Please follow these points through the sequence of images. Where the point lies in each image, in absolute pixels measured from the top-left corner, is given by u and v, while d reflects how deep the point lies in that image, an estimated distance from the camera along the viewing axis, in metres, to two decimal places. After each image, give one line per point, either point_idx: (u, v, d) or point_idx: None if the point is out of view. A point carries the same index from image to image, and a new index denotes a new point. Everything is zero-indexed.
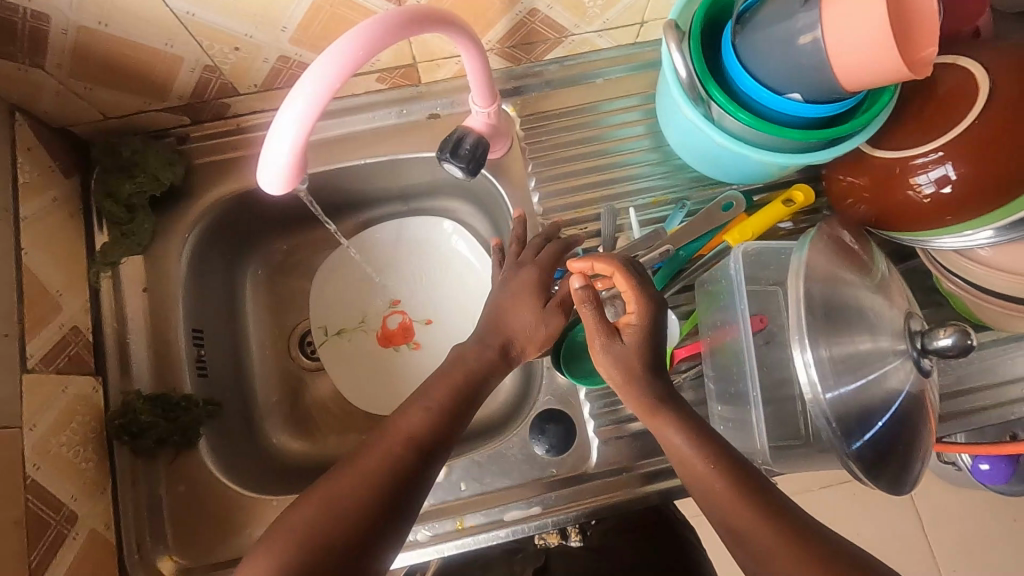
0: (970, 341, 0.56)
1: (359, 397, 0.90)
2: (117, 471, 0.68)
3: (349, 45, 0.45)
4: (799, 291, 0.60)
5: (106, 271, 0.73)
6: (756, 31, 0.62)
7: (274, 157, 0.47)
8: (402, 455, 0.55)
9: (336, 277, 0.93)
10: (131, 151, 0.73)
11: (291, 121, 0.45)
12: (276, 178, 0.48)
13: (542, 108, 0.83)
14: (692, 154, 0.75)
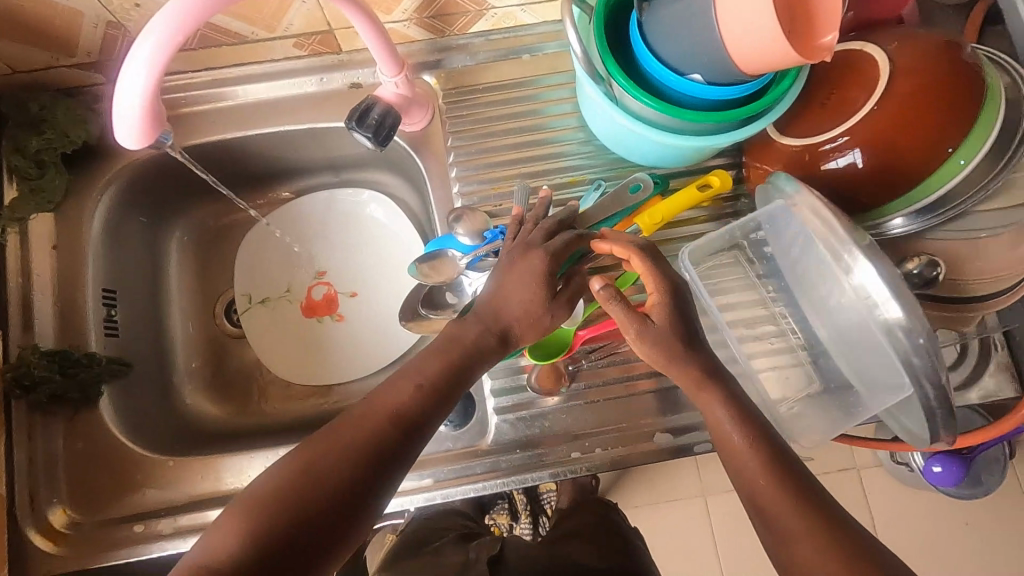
0: (940, 267, 0.64)
1: (279, 366, 0.90)
2: (12, 423, 0.69)
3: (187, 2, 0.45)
4: (820, 211, 0.59)
5: (14, 226, 0.73)
6: (659, 10, 0.60)
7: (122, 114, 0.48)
8: (374, 427, 0.52)
9: (263, 246, 0.93)
10: (39, 106, 0.72)
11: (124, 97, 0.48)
12: (130, 135, 0.50)
13: (466, 81, 0.82)
14: (606, 135, 0.74)
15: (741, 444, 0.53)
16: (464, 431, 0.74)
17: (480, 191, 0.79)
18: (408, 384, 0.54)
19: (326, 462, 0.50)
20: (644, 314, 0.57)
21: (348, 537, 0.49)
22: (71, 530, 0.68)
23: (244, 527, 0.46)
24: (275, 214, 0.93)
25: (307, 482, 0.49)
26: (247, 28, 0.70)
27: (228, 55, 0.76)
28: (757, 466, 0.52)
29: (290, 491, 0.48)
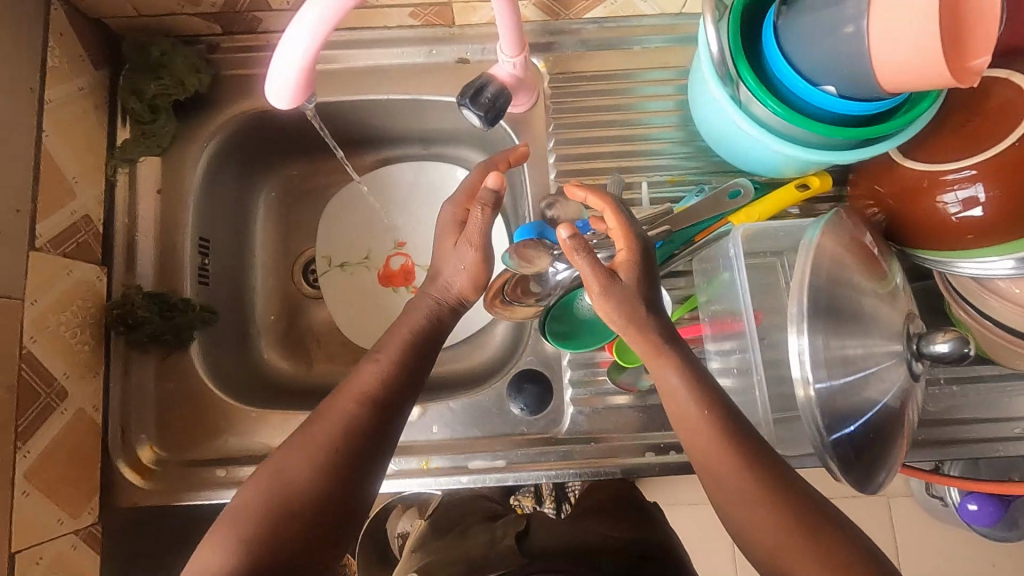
0: (969, 351, 0.51)
1: (351, 329, 0.90)
2: (110, 358, 0.71)
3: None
4: (805, 270, 0.54)
5: (125, 166, 0.75)
6: (801, 14, 0.59)
7: (282, 72, 0.48)
8: (346, 415, 0.55)
9: (346, 211, 0.93)
10: (159, 51, 0.73)
11: (288, 63, 0.48)
12: (285, 94, 0.50)
13: (573, 68, 0.81)
14: (711, 134, 0.73)
15: (716, 448, 0.53)
16: (539, 416, 0.74)
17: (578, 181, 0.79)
18: (373, 363, 0.58)
19: (292, 475, 0.52)
20: (613, 272, 0.58)
21: (337, 542, 0.52)
22: (157, 467, 0.71)
23: (238, 536, 0.49)
24: (360, 181, 0.93)
25: (295, 475, 0.51)
26: None
27: (345, 18, 0.76)
28: (733, 467, 0.52)
29: (261, 500, 0.51)
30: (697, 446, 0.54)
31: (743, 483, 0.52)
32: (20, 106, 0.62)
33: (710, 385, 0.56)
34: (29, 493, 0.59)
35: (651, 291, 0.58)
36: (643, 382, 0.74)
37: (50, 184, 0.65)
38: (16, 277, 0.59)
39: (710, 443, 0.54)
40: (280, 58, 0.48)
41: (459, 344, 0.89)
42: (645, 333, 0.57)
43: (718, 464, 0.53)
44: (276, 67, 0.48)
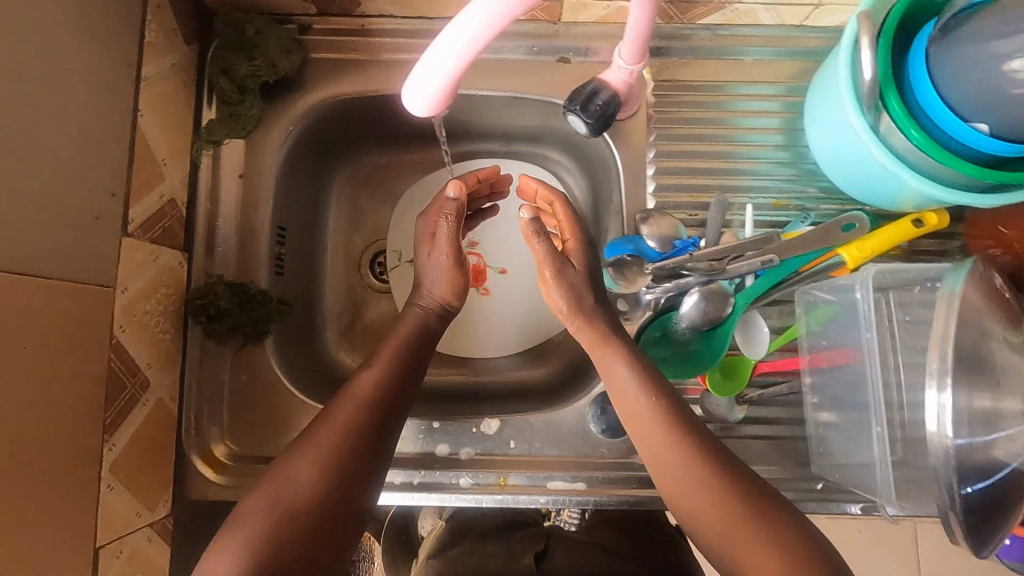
0: None
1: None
2: (188, 348, 0.69)
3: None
4: (950, 325, 0.51)
5: (209, 148, 0.72)
6: (955, 44, 0.54)
7: (425, 82, 0.46)
8: (351, 418, 0.56)
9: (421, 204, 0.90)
10: (253, 30, 0.70)
11: (445, 63, 0.45)
12: (424, 104, 0.48)
13: (679, 76, 0.76)
14: (830, 158, 0.70)
15: (675, 449, 0.56)
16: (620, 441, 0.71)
17: (678, 198, 0.75)
18: (368, 374, 0.60)
19: (292, 477, 0.52)
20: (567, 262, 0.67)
21: (337, 550, 0.51)
22: (231, 461, 0.69)
23: (239, 542, 0.47)
24: (438, 174, 0.90)
25: (295, 480, 0.51)
26: None
27: (446, 6, 0.72)
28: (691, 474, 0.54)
29: (261, 506, 0.50)
30: (656, 454, 0.57)
31: (699, 484, 0.53)
32: (119, 82, 0.58)
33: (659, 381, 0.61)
34: (113, 486, 0.58)
35: (596, 277, 0.68)
36: (736, 414, 0.70)
37: (143, 165, 0.62)
38: (110, 263, 0.57)
39: (675, 452, 0.56)
40: (425, 67, 0.46)
41: (531, 352, 0.86)
42: (597, 326, 0.65)
43: (679, 467, 0.55)
44: (419, 75, 0.46)
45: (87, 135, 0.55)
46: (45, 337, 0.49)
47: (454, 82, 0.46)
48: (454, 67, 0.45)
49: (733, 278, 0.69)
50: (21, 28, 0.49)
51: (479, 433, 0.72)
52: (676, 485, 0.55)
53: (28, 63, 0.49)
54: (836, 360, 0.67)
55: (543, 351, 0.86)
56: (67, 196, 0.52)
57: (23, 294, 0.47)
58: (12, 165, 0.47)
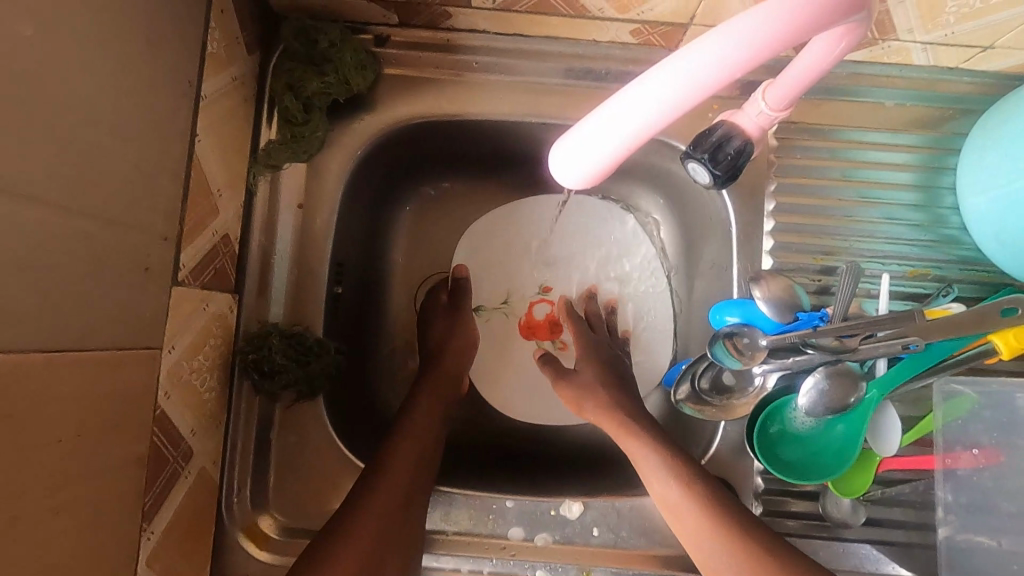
0: None
1: (483, 386, 0.78)
2: (234, 405, 0.60)
3: (764, 17, 0.31)
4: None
5: (266, 173, 0.63)
6: None
7: (595, 147, 0.38)
8: (385, 508, 0.55)
9: (481, 237, 0.80)
10: (328, 42, 0.61)
11: (623, 122, 0.36)
12: (587, 173, 0.40)
13: (806, 118, 0.66)
14: (993, 232, 0.59)
15: (694, 504, 0.55)
16: None
17: (799, 260, 0.66)
18: (406, 443, 0.61)
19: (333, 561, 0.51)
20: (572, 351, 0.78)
21: None
22: (279, 536, 0.61)
23: None
24: (503, 205, 0.80)
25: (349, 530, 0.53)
26: (598, 3, 0.56)
27: (550, 25, 0.62)
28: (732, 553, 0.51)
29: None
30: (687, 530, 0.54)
31: (725, 546, 0.52)
32: (180, 104, 0.49)
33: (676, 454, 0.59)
34: None
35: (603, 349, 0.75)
36: (859, 518, 0.62)
37: (198, 200, 0.53)
38: (156, 321, 0.48)
39: (702, 518, 0.54)
40: (594, 131, 0.38)
41: None
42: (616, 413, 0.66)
43: (697, 523, 0.54)
44: (589, 132, 0.38)
45: (143, 170, 0.45)
46: (83, 423, 0.40)
47: (631, 150, 0.38)
48: (639, 133, 0.36)
49: (864, 360, 0.60)
50: (82, 44, 0.39)
51: (559, 516, 0.63)
52: (703, 552, 0.53)
53: (87, 88, 0.40)
54: (983, 464, 0.59)
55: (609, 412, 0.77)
56: (113, 248, 0.43)
57: (61, 374, 0.39)
58: (54, 218, 0.38)
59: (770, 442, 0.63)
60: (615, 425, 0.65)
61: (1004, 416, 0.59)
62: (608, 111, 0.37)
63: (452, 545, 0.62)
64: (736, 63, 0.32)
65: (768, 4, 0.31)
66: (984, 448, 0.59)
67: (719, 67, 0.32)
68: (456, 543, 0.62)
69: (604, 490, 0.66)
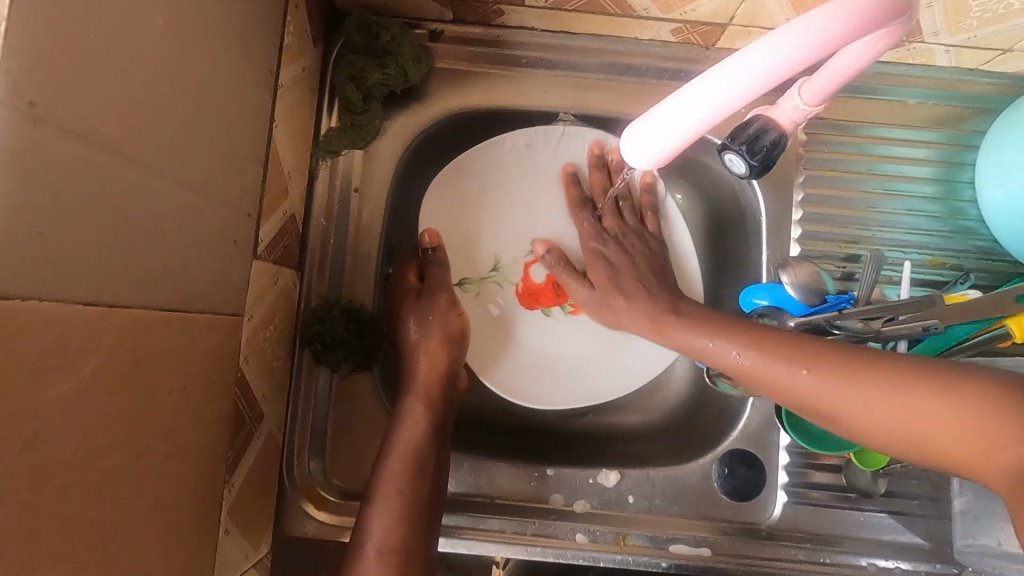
0: None
1: (482, 363, 0.72)
2: (296, 374, 0.65)
3: (828, 20, 0.35)
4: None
5: (326, 159, 0.67)
6: None
7: (662, 135, 0.43)
8: (406, 471, 0.61)
9: (468, 190, 0.72)
10: (388, 36, 0.65)
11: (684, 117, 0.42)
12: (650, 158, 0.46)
13: (833, 115, 0.71)
14: (1007, 222, 0.63)
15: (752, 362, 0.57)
16: (746, 504, 0.67)
17: (824, 248, 0.70)
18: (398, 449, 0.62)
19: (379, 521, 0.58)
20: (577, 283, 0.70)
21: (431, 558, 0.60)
22: (336, 498, 0.65)
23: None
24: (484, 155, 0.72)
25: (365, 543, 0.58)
26: (645, 3, 0.60)
27: (595, 24, 0.66)
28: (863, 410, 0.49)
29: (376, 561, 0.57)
30: (799, 393, 0.53)
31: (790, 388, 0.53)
32: (262, 91, 0.53)
33: (739, 330, 0.59)
34: (230, 530, 0.53)
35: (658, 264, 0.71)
36: (879, 487, 0.66)
37: (273, 180, 0.57)
38: (241, 290, 0.52)
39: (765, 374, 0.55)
40: (661, 121, 0.43)
41: None
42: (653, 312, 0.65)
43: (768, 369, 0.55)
44: (651, 126, 0.44)
45: (235, 150, 0.49)
46: (188, 377, 0.45)
47: (690, 141, 0.43)
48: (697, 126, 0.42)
49: (886, 340, 0.64)
50: (196, 34, 0.43)
51: (597, 484, 0.68)
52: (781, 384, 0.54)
53: (198, 73, 0.44)
54: None
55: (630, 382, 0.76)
56: (212, 220, 0.47)
57: (172, 332, 0.43)
58: (171, 190, 0.42)
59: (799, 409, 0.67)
60: (650, 319, 0.65)
61: None
62: (676, 104, 0.41)
63: (498, 508, 0.66)
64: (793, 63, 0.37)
65: (824, 12, 0.35)
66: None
67: (784, 62, 0.36)
68: (502, 507, 0.66)
69: (640, 457, 0.71)
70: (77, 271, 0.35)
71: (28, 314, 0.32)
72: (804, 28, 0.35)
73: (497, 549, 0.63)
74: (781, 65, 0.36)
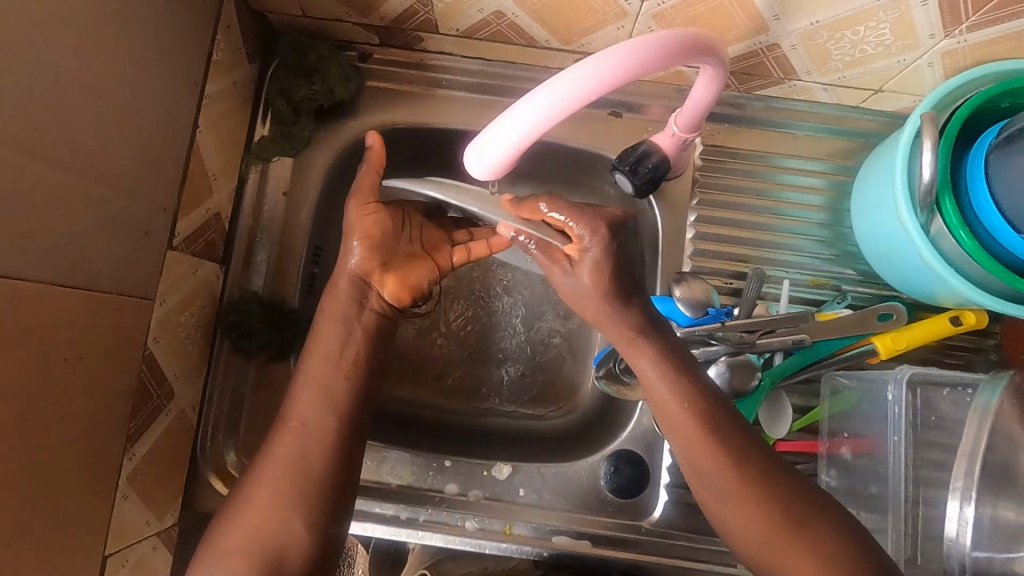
0: None
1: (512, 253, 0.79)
2: (214, 360, 0.70)
3: (644, 47, 0.42)
4: (980, 445, 0.58)
5: (257, 165, 0.73)
6: (1013, 153, 0.53)
7: (500, 141, 0.45)
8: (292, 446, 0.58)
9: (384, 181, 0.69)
10: (316, 56, 0.72)
11: (527, 118, 0.43)
12: (491, 163, 0.47)
13: (730, 143, 0.76)
14: (872, 246, 0.68)
15: (697, 430, 0.58)
16: (631, 501, 0.72)
17: (715, 265, 0.76)
18: (307, 383, 0.62)
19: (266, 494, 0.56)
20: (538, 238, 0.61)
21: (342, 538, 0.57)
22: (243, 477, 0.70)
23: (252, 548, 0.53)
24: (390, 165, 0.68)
25: (263, 468, 0.57)
26: (545, 36, 0.67)
27: (506, 52, 0.72)
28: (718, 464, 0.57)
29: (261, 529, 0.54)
30: (687, 452, 0.59)
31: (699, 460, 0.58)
32: (186, 100, 0.60)
33: (682, 380, 0.60)
34: (128, 496, 0.58)
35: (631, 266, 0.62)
36: None
37: (195, 181, 0.63)
38: (151, 277, 0.58)
39: (702, 443, 0.58)
40: (506, 125, 0.44)
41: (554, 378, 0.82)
42: (621, 325, 0.62)
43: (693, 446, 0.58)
44: (497, 129, 0.45)
45: (150, 152, 0.55)
46: (85, 348, 0.50)
47: (530, 144, 0.45)
48: (536, 129, 0.44)
49: (762, 353, 0.69)
50: (111, 48, 0.50)
51: (490, 477, 0.72)
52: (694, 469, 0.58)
53: (110, 83, 0.50)
54: (860, 451, 0.67)
55: (540, 378, 0.82)
56: (120, 209, 0.53)
57: (72, 308, 0.48)
58: (78, 181, 0.48)
59: None
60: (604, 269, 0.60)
61: (879, 409, 0.66)
62: (521, 106, 0.43)
63: (396, 495, 0.70)
64: (613, 77, 0.42)
65: (638, 40, 0.42)
66: (857, 436, 0.68)
67: (613, 73, 0.42)
68: (399, 494, 0.71)
69: (534, 456, 0.76)
70: None
71: None
72: (628, 48, 0.42)
73: (386, 531, 0.67)
74: (610, 75, 0.42)
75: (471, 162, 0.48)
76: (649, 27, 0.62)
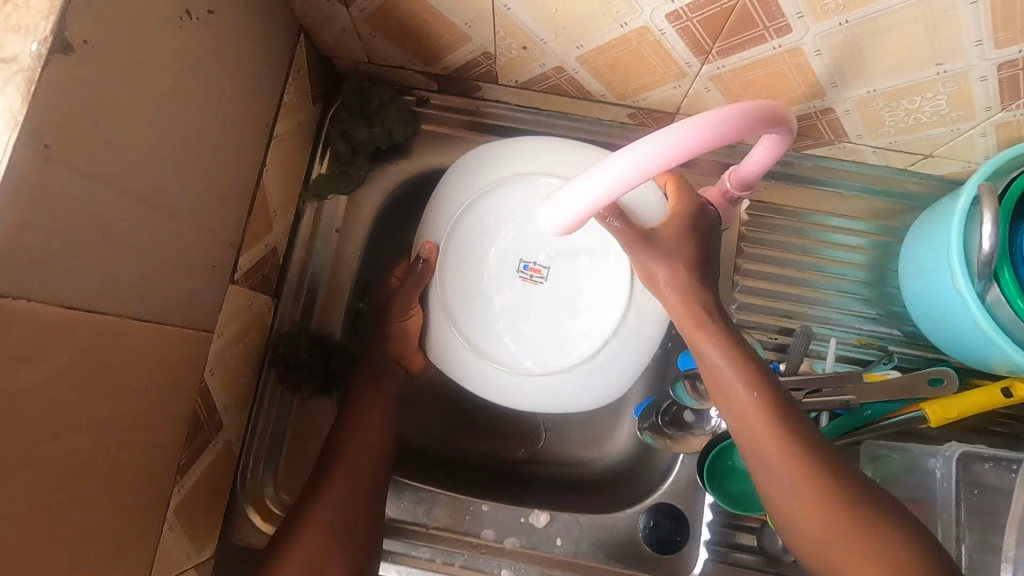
0: None
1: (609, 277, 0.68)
2: (260, 391, 0.71)
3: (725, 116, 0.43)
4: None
5: (313, 201, 0.75)
6: None
7: (580, 199, 0.48)
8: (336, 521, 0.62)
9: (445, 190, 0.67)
10: (377, 100, 0.75)
11: (606, 179, 0.46)
12: (569, 216, 0.50)
13: (776, 200, 0.77)
14: (923, 309, 0.68)
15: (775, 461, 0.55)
16: (670, 557, 0.70)
17: (757, 318, 0.76)
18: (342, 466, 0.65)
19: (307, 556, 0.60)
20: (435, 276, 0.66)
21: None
22: (280, 510, 0.70)
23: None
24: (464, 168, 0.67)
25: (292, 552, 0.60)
26: (602, 90, 0.69)
27: (560, 104, 0.74)
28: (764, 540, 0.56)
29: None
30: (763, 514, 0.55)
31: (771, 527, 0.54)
32: (257, 140, 0.62)
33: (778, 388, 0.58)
34: (174, 528, 0.58)
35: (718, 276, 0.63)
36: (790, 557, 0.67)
37: (259, 216, 0.65)
38: (213, 311, 0.59)
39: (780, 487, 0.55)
40: (586, 184, 0.47)
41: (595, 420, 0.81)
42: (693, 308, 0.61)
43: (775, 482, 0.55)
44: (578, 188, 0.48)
45: (223, 190, 0.57)
46: (150, 381, 0.51)
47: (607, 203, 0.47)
48: (613, 189, 0.46)
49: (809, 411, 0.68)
50: (200, 94, 0.52)
51: (528, 524, 0.71)
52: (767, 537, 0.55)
53: (196, 125, 0.52)
54: None
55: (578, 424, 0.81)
56: (192, 246, 0.54)
57: (147, 339, 0.50)
58: (161, 218, 0.50)
59: (720, 472, 0.72)
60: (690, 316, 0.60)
61: (921, 480, 0.65)
62: (596, 172, 0.46)
63: (432, 537, 0.70)
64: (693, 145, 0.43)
65: (719, 109, 0.43)
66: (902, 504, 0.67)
67: (691, 142, 0.42)
68: (435, 537, 0.70)
69: (568, 503, 0.75)
70: (69, 284, 0.42)
71: (37, 317, 0.39)
72: (699, 125, 0.42)
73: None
74: (673, 154, 0.42)
75: (548, 215, 0.52)
76: (707, 87, 0.64)
